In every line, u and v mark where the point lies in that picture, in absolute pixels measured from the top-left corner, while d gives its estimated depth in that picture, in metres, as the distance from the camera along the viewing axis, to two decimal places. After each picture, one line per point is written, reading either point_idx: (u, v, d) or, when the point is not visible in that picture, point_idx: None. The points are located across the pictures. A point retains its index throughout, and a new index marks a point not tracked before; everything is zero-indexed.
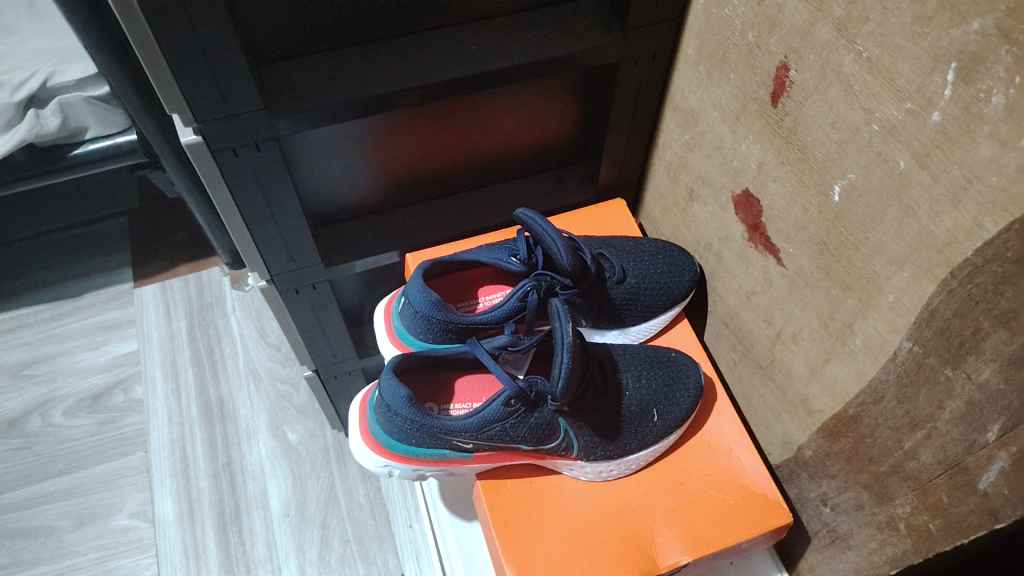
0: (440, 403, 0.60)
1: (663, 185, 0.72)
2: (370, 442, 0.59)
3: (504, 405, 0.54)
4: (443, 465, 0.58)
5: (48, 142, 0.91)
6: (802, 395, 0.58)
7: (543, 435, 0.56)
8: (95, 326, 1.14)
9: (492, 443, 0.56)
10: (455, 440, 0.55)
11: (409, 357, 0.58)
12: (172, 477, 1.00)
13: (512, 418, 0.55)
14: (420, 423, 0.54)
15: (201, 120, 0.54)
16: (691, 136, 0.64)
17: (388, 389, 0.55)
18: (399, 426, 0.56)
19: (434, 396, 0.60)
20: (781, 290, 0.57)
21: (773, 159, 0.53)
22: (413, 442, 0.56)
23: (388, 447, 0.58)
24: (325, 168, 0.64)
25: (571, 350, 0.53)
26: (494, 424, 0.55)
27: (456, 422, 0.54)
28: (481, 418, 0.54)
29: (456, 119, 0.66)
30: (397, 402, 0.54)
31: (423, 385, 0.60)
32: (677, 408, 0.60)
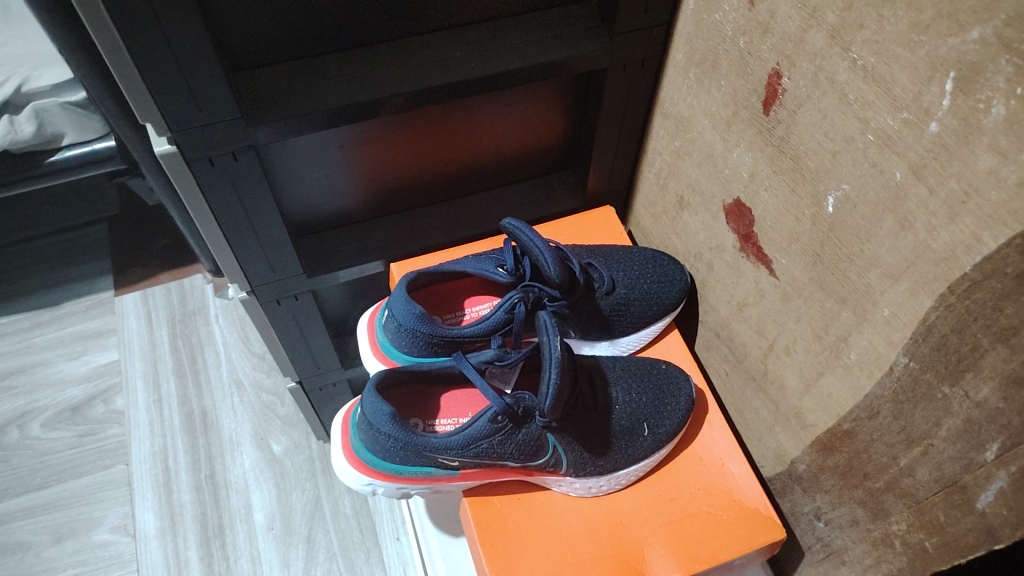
0: (425, 419, 0.58)
1: (653, 193, 0.71)
2: (353, 459, 0.58)
3: (491, 421, 0.53)
4: (429, 483, 0.57)
5: (23, 148, 0.88)
6: (795, 409, 0.57)
7: (531, 452, 0.55)
8: (74, 336, 1.12)
9: (479, 460, 0.54)
10: (440, 457, 0.54)
11: (393, 373, 0.56)
12: (154, 490, 0.98)
13: (499, 435, 0.53)
14: (404, 441, 0.53)
15: (174, 129, 0.52)
16: (681, 143, 0.63)
17: (370, 406, 0.54)
18: (382, 444, 0.54)
19: (419, 412, 0.59)
20: (774, 301, 0.55)
21: (765, 168, 0.52)
22: (398, 461, 0.55)
23: (372, 465, 0.56)
24: (306, 177, 0.63)
25: (560, 365, 0.52)
26: (481, 441, 0.53)
27: (442, 440, 0.53)
28: (467, 435, 0.53)
29: (441, 126, 0.64)
30: (380, 420, 0.53)
31: (408, 401, 0.59)
32: (668, 422, 0.59)
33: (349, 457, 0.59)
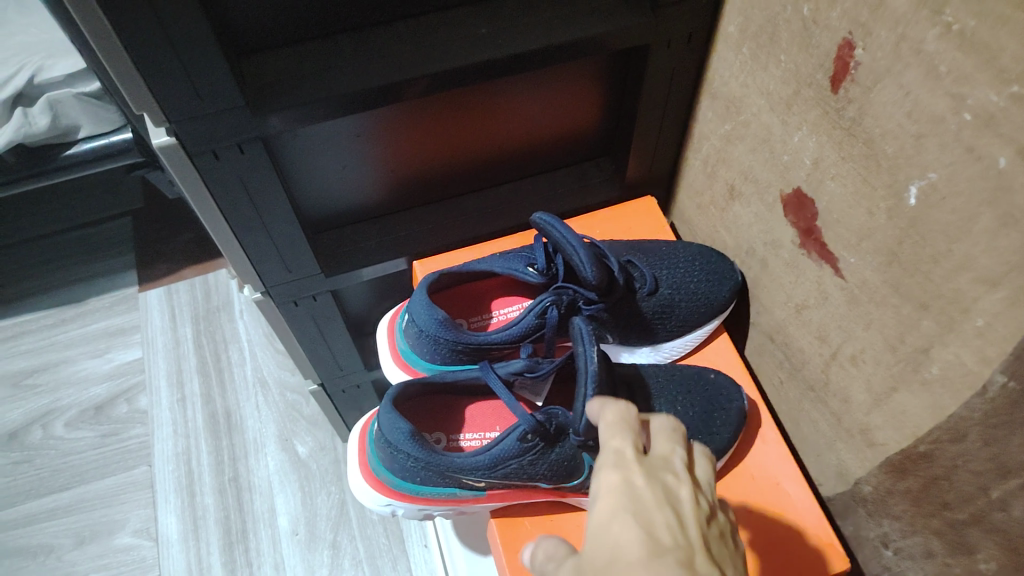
0: (448, 434, 0.53)
1: (699, 182, 0.65)
2: (371, 478, 0.53)
3: (520, 440, 0.48)
4: (453, 505, 0.52)
5: (40, 143, 0.85)
6: (861, 425, 0.50)
7: (565, 472, 0.50)
8: (98, 333, 1.10)
9: (507, 481, 0.49)
10: (465, 478, 0.49)
11: (413, 385, 0.51)
12: (176, 493, 0.95)
13: (530, 454, 0.48)
14: (425, 462, 0.48)
15: (172, 119, 0.47)
16: (731, 126, 0.57)
17: (387, 423, 0.49)
18: (401, 464, 0.50)
19: (442, 426, 0.54)
20: (839, 305, 0.49)
21: (832, 153, 0.46)
22: (418, 481, 0.50)
23: (391, 485, 0.52)
24: (320, 169, 0.58)
25: (596, 381, 0.46)
26: (510, 462, 0.48)
27: (466, 460, 0.48)
28: (494, 454, 0.48)
29: (466, 110, 0.59)
30: (398, 438, 0.48)
31: (428, 414, 0.54)
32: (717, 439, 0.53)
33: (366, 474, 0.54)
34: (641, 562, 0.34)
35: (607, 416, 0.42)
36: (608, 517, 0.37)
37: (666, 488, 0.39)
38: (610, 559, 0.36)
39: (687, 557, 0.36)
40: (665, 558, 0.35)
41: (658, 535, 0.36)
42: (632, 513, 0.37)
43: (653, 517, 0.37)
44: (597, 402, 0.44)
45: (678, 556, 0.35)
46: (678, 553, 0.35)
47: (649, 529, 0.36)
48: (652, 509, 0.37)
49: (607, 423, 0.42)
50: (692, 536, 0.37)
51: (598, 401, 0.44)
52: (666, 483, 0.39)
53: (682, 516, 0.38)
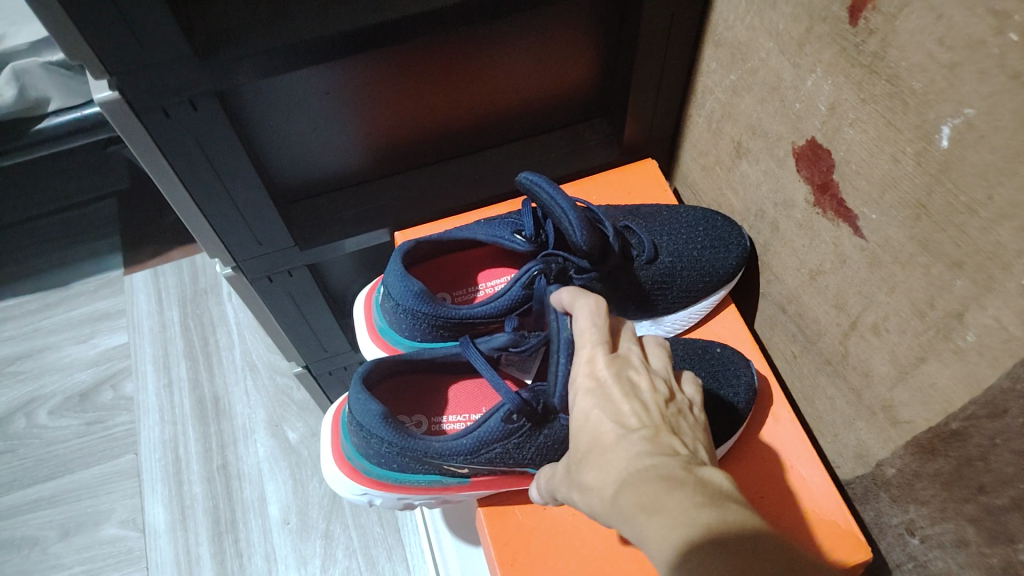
0: (429, 417, 0.49)
1: (703, 141, 0.60)
2: (345, 466, 0.49)
3: (504, 421, 0.43)
4: (435, 494, 0.48)
5: (8, 114, 0.81)
6: (883, 401, 0.45)
7: (555, 454, 0.46)
8: (82, 318, 1.06)
9: (492, 466, 0.45)
10: (444, 464, 0.45)
11: (386, 363, 0.47)
12: (164, 482, 0.91)
13: (517, 435, 0.44)
14: (400, 447, 0.44)
15: (112, 70, 0.42)
16: (737, 76, 0.52)
17: (357, 405, 0.44)
18: (375, 449, 0.45)
19: (422, 408, 0.50)
20: (858, 268, 0.44)
21: (851, 96, 0.40)
22: (395, 468, 0.46)
23: (367, 473, 0.48)
24: (288, 131, 0.53)
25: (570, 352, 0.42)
26: (494, 444, 0.44)
27: (447, 444, 0.44)
28: (477, 437, 0.43)
29: (448, 63, 0.53)
30: (369, 421, 0.44)
31: (406, 395, 0.50)
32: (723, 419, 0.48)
33: (342, 462, 0.50)
34: (613, 444, 0.36)
35: (580, 322, 0.41)
36: (584, 413, 0.38)
37: (629, 379, 0.39)
38: (591, 446, 0.37)
39: (655, 430, 0.36)
40: (632, 435, 0.36)
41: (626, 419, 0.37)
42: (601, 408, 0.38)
43: (620, 407, 0.37)
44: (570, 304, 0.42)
45: (643, 431, 0.36)
46: (645, 429, 0.36)
47: (617, 417, 0.37)
48: (617, 399, 0.38)
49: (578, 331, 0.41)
50: (655, 415, 0.38)
51: (573, 297, 0.42)
52: (631, 379, 0.39)
53: (643, 399, 0.38)
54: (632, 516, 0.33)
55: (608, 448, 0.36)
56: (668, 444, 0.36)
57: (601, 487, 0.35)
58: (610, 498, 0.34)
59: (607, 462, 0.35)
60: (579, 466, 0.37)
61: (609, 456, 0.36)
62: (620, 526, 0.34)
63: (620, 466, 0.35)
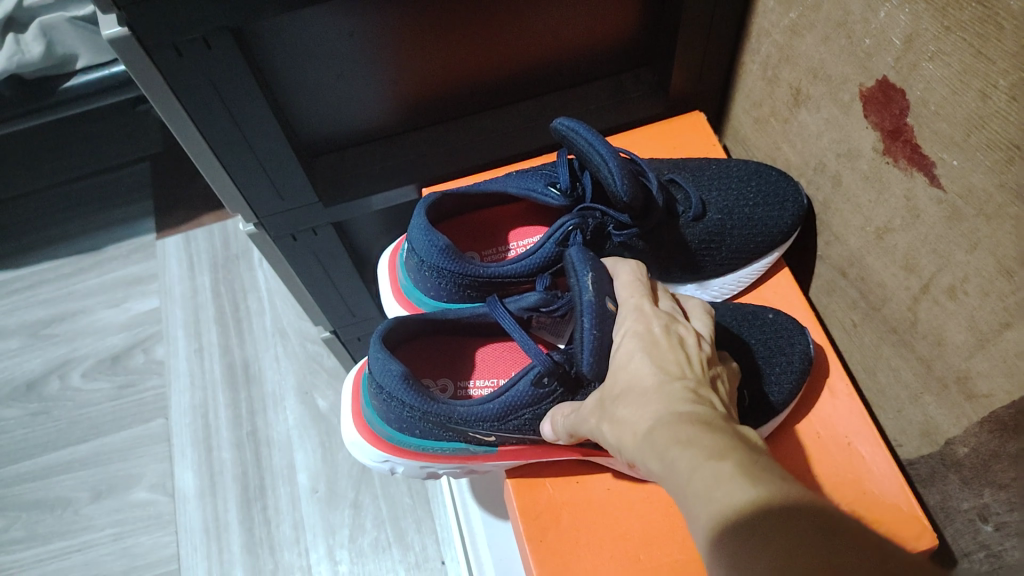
0: (455, 382, 0.46)
1: (757, 91, 0.55)
2: (366, 432, 0.47)
3: (534, 386, 0.41)
4: (460, 463, 0.45)
5: (35, 73, 0.79)
6: (957, 371, 0.41)
7: None
8: (116, 282, 1.06)
9: (521, 431, 0.43)
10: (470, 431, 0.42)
11: (408, 322, 0.44)
12: (193, 447, 0.90)
13: (548, 399, 0.41)
14: (424, 411, 0.41)
15: (120, 4, 0.40)
16: (797, 14, 0.47)
17: (378, 367, 0.42)
18: (398, 412, 0.43)
19: (448, 370, 0.47)
20: (934, 223, 0.40)
21: (934, 26, 0.36)
22: (418, 431, 0.44)
23: (389, 439, 0.45)
24: (312, 77, 0.50)
25: (596, 313, 0.39)
26: (523, 410, 0.41)
27: (472, 409, 0.41)
28: (506, 401, 0.41)
29: (483, 5, 0.50)
30: (390, 382, 0.41)
31: (430, 356, 0.47)
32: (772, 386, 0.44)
33: (362, 428, 0.47)
34: (653, 387, 0.35)
35: (622, 275, 0.43)
36: (627, 354, 0.37)
37: (675, 333, 0.38)
38: (628, 385, 0.36)
39: (697, 382, 0.35)
40: (675, 381, 0.35)
41: (670, 366, 0.36)
42: (647, 352, 0.37)
43: (667, 355, 0.36)
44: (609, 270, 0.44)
45: (686, 380, 0.35)
46: (687, 379, 0.35)
47: (660, 362, 0.36)
48: (663, 347, 0.37)
49: (621, 283, 0.42)
50: (700, 368, 0.36)
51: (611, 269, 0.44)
52: (677, 332, 0.38)
53: (689, 352, 0.37)
54: (663, 450, 0.31)
55: (646, 389, 0.35)
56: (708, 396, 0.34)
57: (635, 422, 0.34)
58: (643, 433, 0.33)
59: (645, 401, 0.34)
60: (611, 401, 0.36)
61: (647, 394, 0.34)
62: (646, 461, 0.32)
63: (659, 404, 0.33)
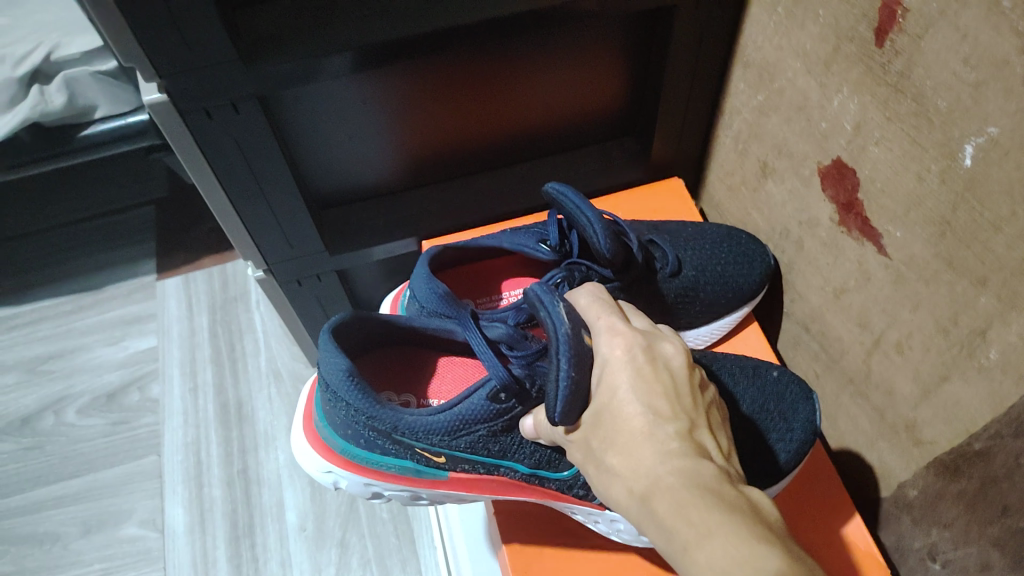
0: (417, 397, 0.51)
1: (729, 161, 0.61)
2: (320, 444, 0.51)
3: (490, 399, 0.44)
4: (404, 483, 0.50)
5: (56, 121, 0.85)
6: (906, 420, 0.45)
7: (544, 461, 0.48)
8: (115, 321, 1.09)
9: (467, 449, 0.46)
10: (420, 435, 0.45)
11: (369, 320, 0.48)
12: (184, 484, 0.92)
13: (505, 416, 0.45)
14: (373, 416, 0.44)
15: (163, 73, 0.45)
16: (765, 97, 0.52)
17: (327, 363, 0.45)
18: (344, 413, 0.46)
19: (409, 386, 0.52)
20: (883, 286, 0.44)
21: (877, 115, 0.41)
22: (362, 438, 0.47)
23: (339, 447, 0.49)
24: (326, 137, 0.55)
25: (572, 353, 0.37)
26: (477, 424, 0.45)
27: (422, 418, 0.44)
28: (455, 414, 0.44)
29: (484, 78, 0.55)
30: (337, 379, 0.44)
31: (391, 372, 0.52)
32: (782, 447, 0.47)
33: (314, 436, 0.52)
34: (644, 433, 0.35)
35: (580, 300, 0.43)
36: (610, 390, 0.38)
37: (658, 358, 0.38)
38: (618, 429, 0.37)
39: (688, 425, 0.36)
40: (667, 427, 0.36)
41: (660, 407, 0.36)
42: (634, 387, 0.37)
43: (654, 390, 0.37)
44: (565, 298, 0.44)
45: (677, 425, 0.36)
46: (679, 423, 0.36)
47: (649, 401, 0.36)
48: (649, 378, 0.37)
49: (582, 307, 0.42)
50: (687, 403, 0.37)
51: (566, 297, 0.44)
52: (663, 358, 0.39)
53: (676, 380, 0.38)
54: (666, 522, 0.33)
55: (637, 434, 0.36)
56: (702, 442, 0.36)
57: (632, 476, 0.35)
58: (641, 492, 0.34)
59: (637, 451, 0.35)
60: (598, 446, 0.38)
61: (639, 446, 0.35)
62: (649, 529, 0.34)
63: (654, 461, 0.35)
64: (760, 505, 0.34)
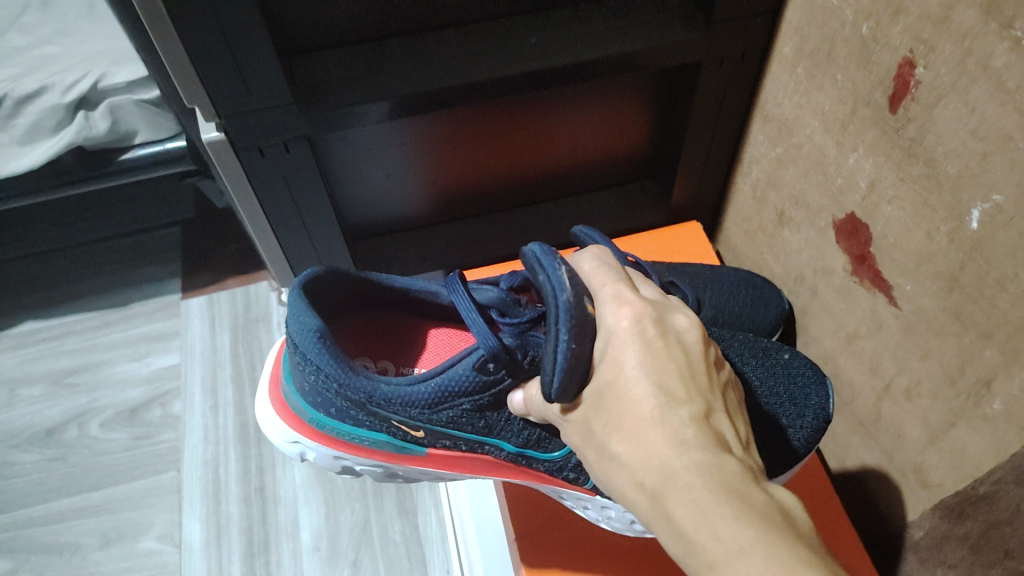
0: (394, 364, 0.53)
1: (747, 208, 0.64)
2: (292, 416, 0.54)
3: (477, 369, 0.45)
4: (378, 458, 0.53)
5: (98, 145, 0.89)
6: (913, 462, 0.47)
7: (531, 441, 0.50)
8: (140, 337, 1.11)
9: (449, 423, 0.48)
10: (397, 405, 0.46)
11: (348, 278, 0.49)
12: (202, 500, 0.92)
13: (493, 388, 0.46)
14: (348, 385, 0.45)
15: (222, 115, 0.48)
16: (784, 149, 0.55)
17: (296, 324, 0.46)
18: (314, 377, 0.47)
19: (387, 354, 0.53)
20: (893, 334, 0.47)
21: (890, 175, 0.44)
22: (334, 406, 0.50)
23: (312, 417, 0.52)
24: (365, 172, 0.58)
25: (572, 322, 0.37)
26: (460, 397, 0.46)
27: (403, 390, 0.46)
28: (438, 384, 0.45)
29: (517, 123, 0.58)
30: (307, 343, 0.45)
31: (370, 338, 0.53)
32: (795, 433, 0.47)
33: (284, 405, 0.55)
34: (655, 416, 0.35)
35: (584, 265, 0.41)
36: (615, 367, 0.37)
37: (671, 331, 0.38)
38: (627, 413, 0.36)
39: (704, 409, 0.36)
40: (680, 413, 0.35)
41: (672, 389, 0.35)
42: (646, 365, 0.36)
43: (666, 368, 0.36)
44: (570, 262, 0.42)
45: (692, 409, 0.35)
46: (694, 407, 0.35)
47: (657, 380, 0.35)
48: (659, 353, 0.36)
49: (586, 273, 0.41)
50: (702, 383, 0.37)
51: (570, 260, 0.43)
52: (677, 333, 0.38)
53: (691, 359, 0.37)
54: (683, 527, 0.31)
55: (648, 418, 0.35)
56: (718, 429, 0.36)
57: (644, 463, 0.34)
58: (655, 486, 0.33)
59: (646, 437, 0.34)
60: (601, 430, 0.37)
61: (649, 431, 0.34)
62: (662, 529, 0.33)
63: (669, 452, 0.34)
64: (788, 507, 0.33)
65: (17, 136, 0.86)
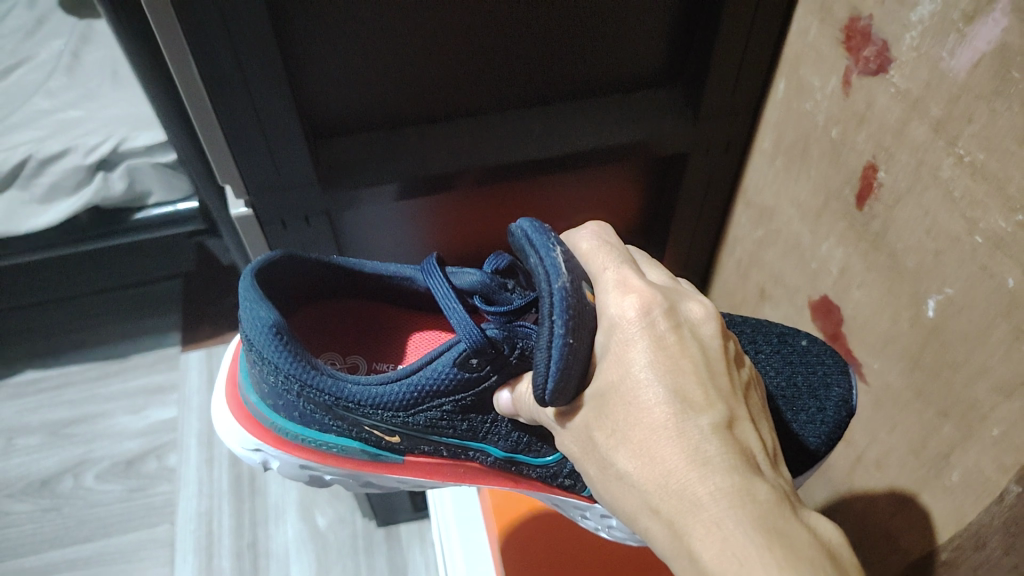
0: (365, 360, 0.56)
1: (732, 282, 0.68)
2: (253, 425, 0.56)
3: (460, 362, 0.47)
4: (348, 467, 0.55)
5: (115, 204, 0.93)
6: (884, 529, 0.51)
7: (515, 444, 0.53)
8: (138, 389, 1.13)
9: (429, 425, 0.51)
10: (365, 404, 0.49)
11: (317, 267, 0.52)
12: (196, 553, 0.93)
13: (477, 387, 0.49)
14: (315, 385, 0.48)
15: (251, 195, 0.53)
16: (764, 232, 0.60)
17: (250, 323, 0.47)
18: (272, 377, 0.49)
19: (359, 349, 0.56)
20: (864, 407, 0.51)
21: (858, 263, 0.49)
22: (297, 410, 0.52)
23: (275, 423, 0.54)
24: (376, 243, 0.62)
25: (569, 313, 0.39)
26: (440, 398, 0.49)
27: (380, 390, 0.48)
28: (415, 386, 0.48)
29: (518, 197, 0.62)
30: (263, 340, 0.47)
31: (341, 331, 0.56)
32: (810, 432, 0.47)
33: (244, 415, 0.56)
34: (675, 429, 0.36)
35: (583, 244, 0.45)
36: (622, 367, 0.38)
37: (686, 324, 0.40)
38: (641, 425, 0.37)
39: (729, 418, 0.37)
40: (704, 426, 0.36)
41: (691, 395, 0.37)
42: (665, 376, 0.37)
43: (680, 377, 0.37)
44: (569, 239, 0.46)
45: (715, 418, 0.37)
46: (716, 418, 0.37)
47: (672, 387, 0.37)
48: (677, 354, 0.38)
49: (583, 253, 0.44)
50: (722, 386, 0.38)
51: (568, 237, 0.46)
52: (694, 334, 0.40)
53: (711, 359, 0.39)
54: (709, 567, 0.32)
55: (669, 430, 0.36)
56: (742, 438, 0.37)
57: (666, 480, 0.35)
58: (676, 518, 0.34)
59: (661, 455, 0.36)
60: (604, 442, 0.39)
61: (666, 447, 0.36)
62: (681, 561, 0.35)
63: (689, 471, 0.35)
64: (822, 534, 0.34)
65: (38, 194, 0.90)
